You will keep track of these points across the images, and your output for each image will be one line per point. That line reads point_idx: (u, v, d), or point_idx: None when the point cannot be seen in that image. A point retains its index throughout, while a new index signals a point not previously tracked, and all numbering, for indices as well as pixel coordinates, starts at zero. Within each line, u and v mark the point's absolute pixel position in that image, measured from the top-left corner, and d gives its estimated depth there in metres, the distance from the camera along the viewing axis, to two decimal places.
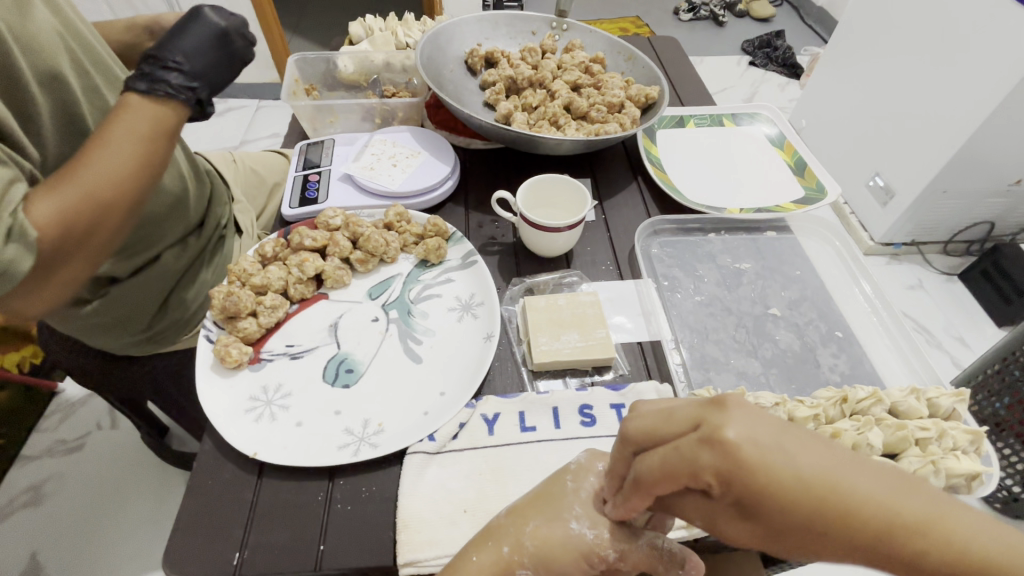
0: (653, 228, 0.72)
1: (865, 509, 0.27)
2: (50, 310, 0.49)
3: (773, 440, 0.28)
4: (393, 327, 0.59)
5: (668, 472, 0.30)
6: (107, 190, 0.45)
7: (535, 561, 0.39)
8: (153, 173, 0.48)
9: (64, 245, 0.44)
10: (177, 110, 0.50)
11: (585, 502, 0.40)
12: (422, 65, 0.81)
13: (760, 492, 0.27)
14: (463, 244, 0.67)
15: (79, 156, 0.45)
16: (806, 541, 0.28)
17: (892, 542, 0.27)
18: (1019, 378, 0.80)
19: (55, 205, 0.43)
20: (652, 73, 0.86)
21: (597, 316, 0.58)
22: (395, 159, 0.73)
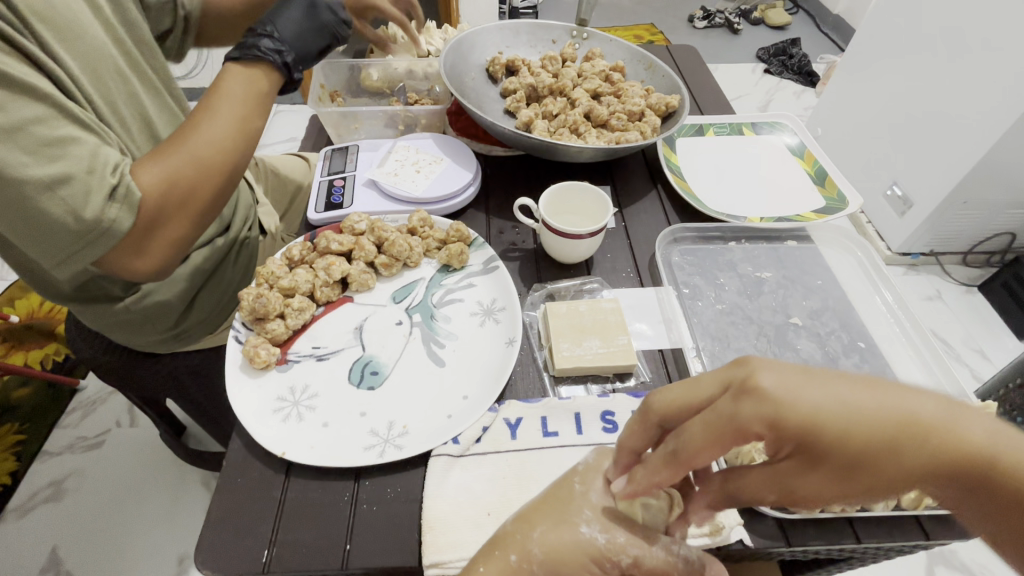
0: (673, 237, 0.72)
1: (927, 425, 0.30)
2: (161, 269, 0.57)
3: (804, 380, 0.31)
4: (417, 330, 0.60)
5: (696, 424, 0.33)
6: (196, 157, 0.53)
7: (544, 568, 0.39)
8: (242, 146, 0.57)
9: (168, 204, 0.53)
10: (266, 72, 0.60)
11: (599, 509, 0.41)
12: (446, 73, 0.82)
13: (814, 428, 0.31)
14: (484, 250, 0.68)
15: (192, 122, 0.55)
16: (872, 469, 0.31)
17: (941, 452, 0.30)
18: None
19: (166, 168, 0.52)
20: (672, 81, 0.86)
21: (618, 322, 0.58)
22: (418, 165, 0.74)
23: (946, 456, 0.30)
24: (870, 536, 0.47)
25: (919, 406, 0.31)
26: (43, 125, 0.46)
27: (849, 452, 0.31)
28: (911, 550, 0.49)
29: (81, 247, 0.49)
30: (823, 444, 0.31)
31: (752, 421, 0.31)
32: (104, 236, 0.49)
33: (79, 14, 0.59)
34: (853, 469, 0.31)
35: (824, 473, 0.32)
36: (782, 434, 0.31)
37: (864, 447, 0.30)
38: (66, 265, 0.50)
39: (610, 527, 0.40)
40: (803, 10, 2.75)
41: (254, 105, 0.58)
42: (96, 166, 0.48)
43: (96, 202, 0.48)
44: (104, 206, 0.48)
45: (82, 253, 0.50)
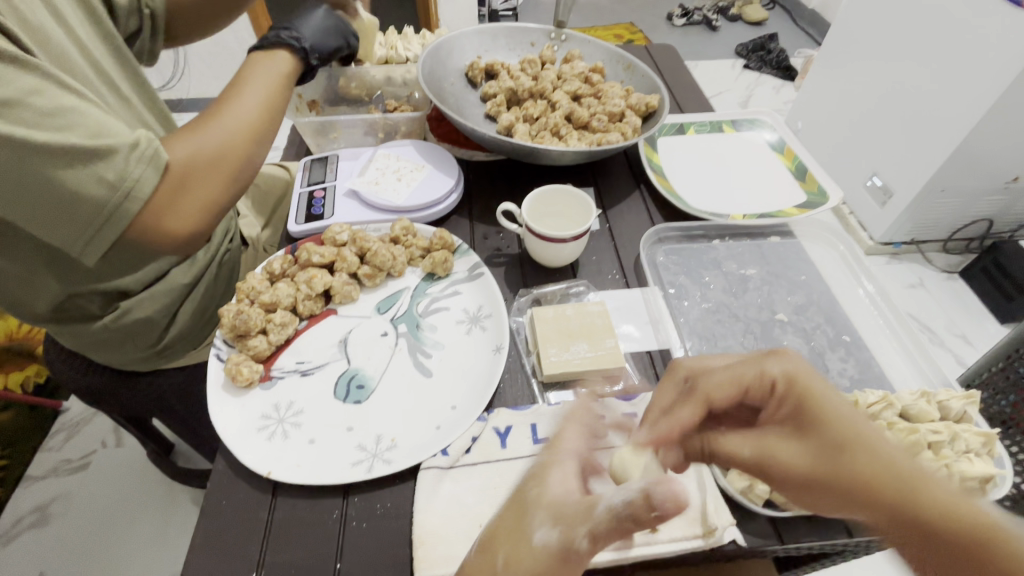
0: (658, 236, 0.72)
1: (883, 451, 0.33)
2: (192, 241, 0.55)
3: (822, 381, 0.39)
4: (403, 341, 0.59)
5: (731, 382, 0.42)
6: (236, 120, 0.56)
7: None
8: (273, 116, 0.60)
9: (201, 164, 0.53)
10: (290, 55, 0.64)
11: (549, 504, 0.37)
12: (425, 79, 0.81)
13: (813, 399, 0.37)
14: (469, 256, 0.67)
15: (225, 99, 0.58)
16: (825, 451, 0.35)
17: (884, 467, 0.32)
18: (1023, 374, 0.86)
19: (201, 134, 0.54)
20: (651, 81, 0.86)
21: (604, 325, 0.59)
22: (399, 172, 0.74)
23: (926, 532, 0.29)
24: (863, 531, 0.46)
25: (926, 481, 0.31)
26: (40, 96, 0.44)
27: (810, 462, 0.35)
28: None
29: (101, 218, 0.47)
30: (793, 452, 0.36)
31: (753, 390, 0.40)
32: (129, 197, 0.48)
33: (42, 26, 0.57)
34: (815, 441, 0.35)
35: (791, 436, 0.37)
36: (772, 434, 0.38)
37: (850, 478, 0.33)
38: (97, 241, 0.48)
39: (564, 520, 0.35)
40: (779, 5, 2.78)
41: (282, 83, 0.62)
42: (105, 129, 0.47)
43: (118, 161, 0.47)
44: (127, 165, 0.47)
45: (113, 220, 0.48)
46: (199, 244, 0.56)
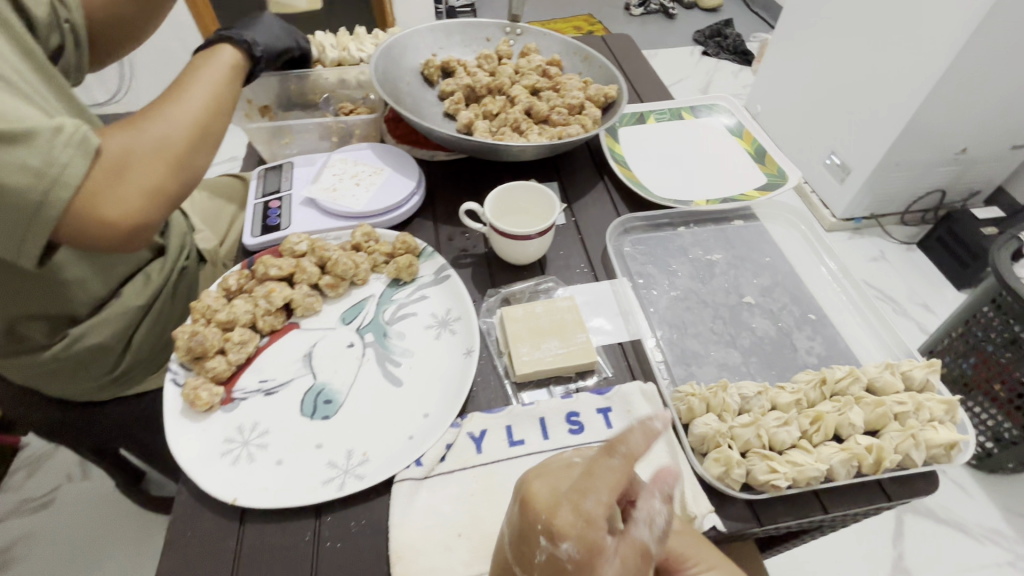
0: (624, 227, 0.72)
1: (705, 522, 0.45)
2: (136, 236, 0.51)
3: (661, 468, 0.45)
4: (370, 351, 0.57)
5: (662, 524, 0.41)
6: (182, 112, 0.54)
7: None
8: (221, 110, 0.58)
9: (139, 152, 0.50)
10: (237, 51, 0.63)
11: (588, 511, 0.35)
12: (378, 79, 0.79)
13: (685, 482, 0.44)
14: (435, 259, 0.66)
15: (171, 93, 0.56)
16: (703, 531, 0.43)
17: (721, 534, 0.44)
18: (979, 340, 1.03)
19: (142, 125, 0.52)
20: (608, 71, 0.86)
21: (575, 320, 0.58)
22: (358, 177, 0.72)
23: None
24: (837, 505, 0.47)
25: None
26: None
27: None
28: (878, 512, 0.50)
29: (25, 209, 0.44)
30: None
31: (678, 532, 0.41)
32: (57, 184, 0.45)
33: None
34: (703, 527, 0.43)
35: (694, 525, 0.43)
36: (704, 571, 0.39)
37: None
38: (29, 237, 0.45)
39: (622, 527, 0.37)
40: None
41: (232, 77, 0.61)
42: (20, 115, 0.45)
43: (42, 146, 0.44)
44: (55, 150, 0.45)
45: (42, 214, 0.45)
46: (145, 240, 0.53)
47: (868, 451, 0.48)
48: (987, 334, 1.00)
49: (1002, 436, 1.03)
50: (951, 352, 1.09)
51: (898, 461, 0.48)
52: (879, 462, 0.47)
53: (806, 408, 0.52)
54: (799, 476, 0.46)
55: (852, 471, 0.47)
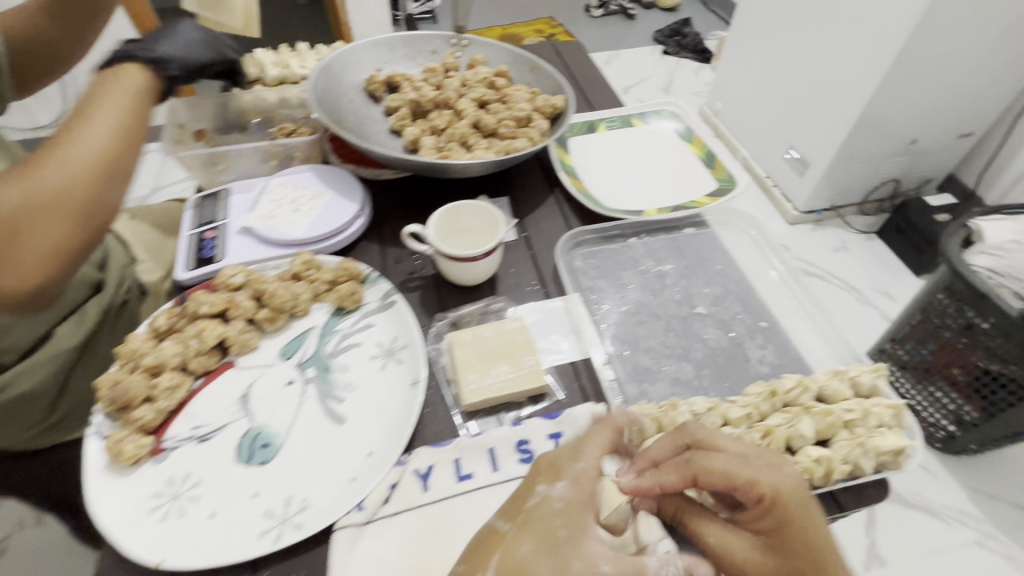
0: (575, 240, 0.71)
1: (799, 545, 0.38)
2: (42, 289, 0.50)
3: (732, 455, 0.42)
4: (312, 387, 0.55)
5: (744, 477, 0.40)
6: (82, 152, 0.51)
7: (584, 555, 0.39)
8: (128, 144, 0.55)
9: (35, 206, 0.47)
10: (143, 77, 0.59)
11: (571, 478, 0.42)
12: (317, 98, 0.76)
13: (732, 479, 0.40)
14: (380, 284, 0.63)
15: (69, 126, 0.52)
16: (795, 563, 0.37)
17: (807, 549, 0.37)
18: (938, 325, 0.79)
19: (37, 170, 0.49)
20: (556, 81, 0.85)
21: (524, 343, 0.57)
22: (297, 202, 0.69)
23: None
24: None
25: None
26: None
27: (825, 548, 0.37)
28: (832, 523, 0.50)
29: None
30: (791, 532, 0.38)
31: (765, 484, 0.40)
32: None
33: None
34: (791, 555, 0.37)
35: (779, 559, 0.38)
36: (785, 527, 0.38)
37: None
38: None
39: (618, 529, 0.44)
40: None
41: (137, 102, 0.58)
42: None
43: None
44: None
45: None
46: (53, 289, 0.52)
47: (819, 463, 0.47)
48: (943, 318, 0.78)
49: (964, 418, 0.80)
50: (910, 339, 0.85)
51: (848, 471, 0.47)
52: (829, 474, 0.47)
53: (756, 421, 0.51)
54: None
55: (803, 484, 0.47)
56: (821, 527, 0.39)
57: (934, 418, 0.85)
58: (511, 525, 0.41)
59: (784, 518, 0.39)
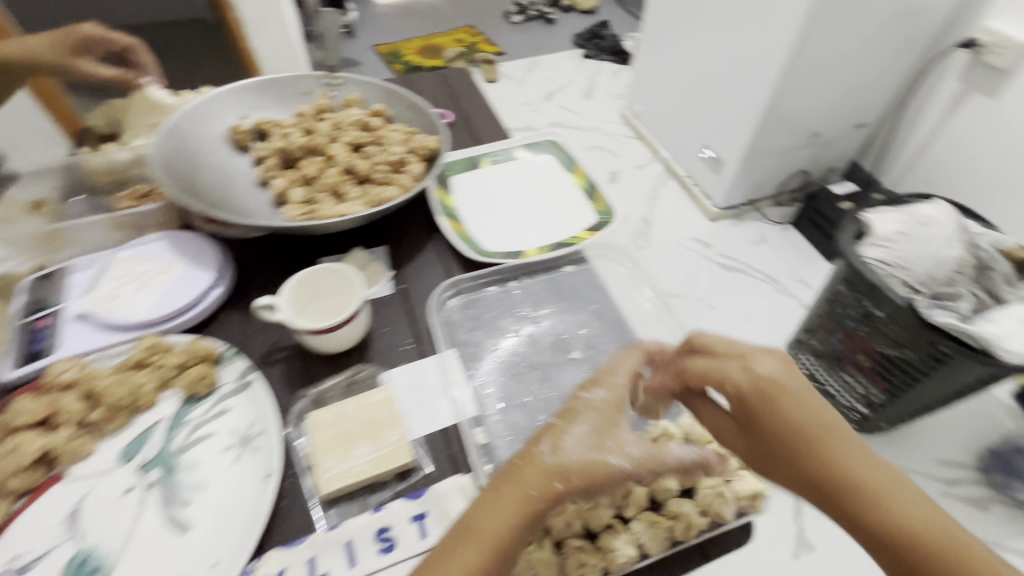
0: (453, 288, 0.68)
1: (788, 414, 0.41)
2: None
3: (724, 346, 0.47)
4: (153, 493, 0.50)
5: (716, 378, 0.45)
6: None
7: (577, 459, 0.42)
8: None
9: None
10: None
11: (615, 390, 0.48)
12: (165, 158, 0.70)
13: (713, 374, 0.45)
14: (237, 363, 0.59)
15: None
16: (784, 436, 0.41)
17: (789, 416, 0.41)
18: (842, 315, 0.81)
19: None
20: (432, 120, 0.82)
21: (390, 416, 0.54)
22: (143, 277, 0.63)
23: (908, 559, 0.35)
24: None
25: (904, 504, 0.37)
26: None
27: (796, 435, 0.41)
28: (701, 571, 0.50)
29: None
30: (760, 420, 0.43)
31: (731, 383, 0.44)
32: None
33: None
34: (773, 428, 0.42)
35: (757, 434, 0.43)
36: (760, 421, 0.43)
37: (826, 480, 0.39)
38: None
39: (630, 447, 0.44)
40: None
41: None
42: None
43: None
44: None
45: None
46: None
47: (675, 519, 0.47)
48: (845, 309, 0.80)
49: (873, 401, 0.83)
50: (819, 329, 0.88)
51: (706, 522, 0.48)
52: (688, 528, 0.47)
53: None
54: (609, 562, 0.45)
55: (664, 542, 0.47)
56: (803, 416, 0.41)
57: (849, 402, 0.87)
58: (560, 420, 0.45)
59: (750, 410, 0.43)
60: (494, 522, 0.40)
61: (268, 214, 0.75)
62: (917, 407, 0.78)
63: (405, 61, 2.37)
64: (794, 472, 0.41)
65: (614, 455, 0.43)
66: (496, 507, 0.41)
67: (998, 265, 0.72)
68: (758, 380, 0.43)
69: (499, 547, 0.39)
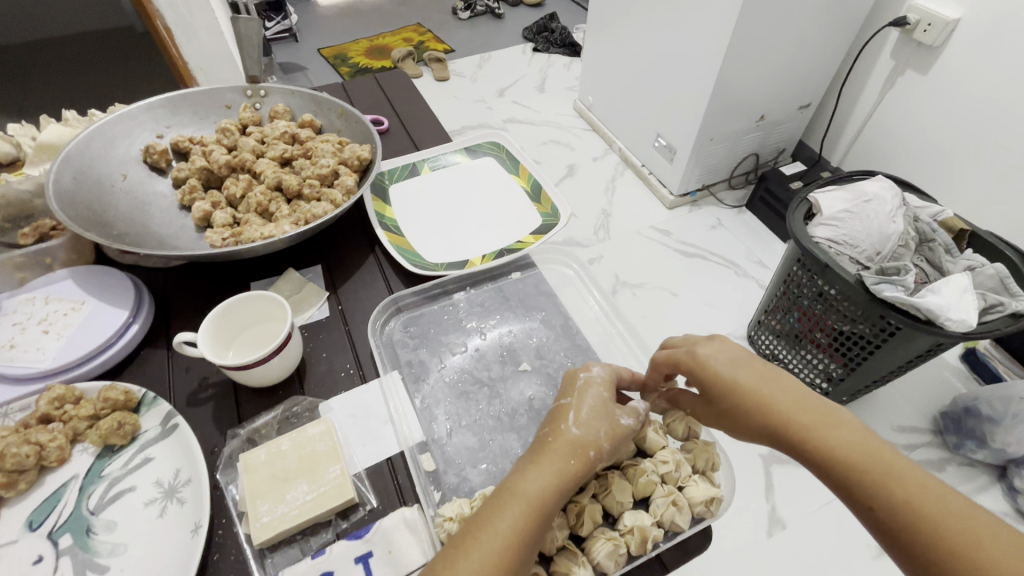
0: (395, 305, 0.65)
1: (738, 388, 0.46)
2: None
3: (680, 341, 0.51)
4: (65, 562, 0.45)
5: (666, 362, 0.50)
6: None
7: (597, 427, 0.45)
8: None
9: None
10: None
11: (607, 369, 0.51)
12: (65, 188, 0.64)
13: (673, 362, 0.50)
14: (159, 405, 0.54)
15: None
16: (741, 412, 0.45)
17: (737, 392, 0.45)
18: (799, 296, 0.82)
19: None
20: (363, 128, 0.78)
21: (329, 450, 0.50)
22: (47, 321, 0.58)
23: (849, 483, 0.39)
24: None
25: (837, 434, 0.41)
26: None
27: (741, 397, 0.45)
28: None
29: None
30: (718, 398, 0.47)
31: (687, 369, 0.49)
32: None
33: None
34: (731, 403, 0.46)
35: (722, 412, 0.47)
36: (708, 387, 0.48)
37: (770, 428, 0.44)
38: None
39: (635, 414, 0.48)
40: None
41: None
42: None
43: None
44: None
45: None
46: None
47: (632, 533, 0.45)
48: (800, 288, 0.81)
49: (832, 375, 0.84)
50: (778, 310, 0.88)
51: (662, 533, 0.46)
52: (644, 542, 0.45)
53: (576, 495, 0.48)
54: None
55: (621, 559, 0.45)
56: (737, 374, 0.46)
57: (810, 378, 0.88)
58: (570, 399, 0.48)
59: (707, 389, 0.47)
60: (538, 481, 0.42)
61: (191, 240, 0.70)
62: (872, 379, 0.79)
63: (353, 63, 2.30)
64: (744, 427, 0.45)
65: (624, 421, 0.47)
66: (539, 469, 0.42)
67: (938, 237, 0.75)
68: (698, 356, 0.48)
69: (542, 506, 0.40)
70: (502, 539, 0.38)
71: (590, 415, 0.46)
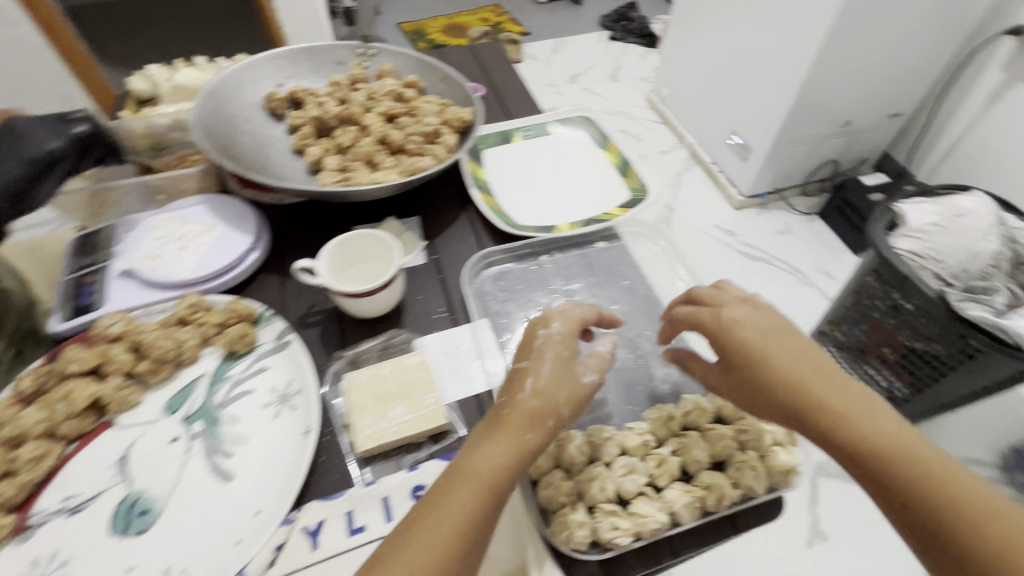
0: (485, 260, 0.69)
1: (766, 357, 0.44)
2: None
3: (706, 302, 0.51)
4: (197, 444, 0.52)
5: (689, 319, 0.51)
6: None
7: (553, 387, 0.46)
8: None
9: None
10: None
11: (584, 317, 0.53)
12: (202, 122, 0.71)
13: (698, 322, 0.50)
14: (275, 323, 0.60)
15: None
16: (761, 386, 0.44)
17: (762, 364, 0.44)
18: None
19: None
20: (465, 92, 0.82)
21: (425, 380, 0.54)
22: (184, 238, 0.65)
23: (873, 472, 0.38)
24: (684, 546, 0.48)
25: (864, 422, 0.39)
26: None
27: (767, 369, 0.44)
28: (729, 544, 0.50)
29: None
30: (740, 367, 0.46)
31: (716, 332, 0.48)
32: None
33: None
34: (753, 374, 0.45)
35: (744, 384, 0.46)
36: (729, 354, 0.47)
37: (796, 408, 0.42)
38: None
39: (599, 370, 0.49)
40: None
41: None
42: None
43: None
44: None
45: None
46: None
47: (709, 490, 0.47)
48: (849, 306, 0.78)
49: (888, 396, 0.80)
50: None
51: (738, 493, 0.48)
52: (721, 499, 0.47)
53: (653, 449, 0.51)
54: (641, 528, 0.45)
55: (696, 511, 0.47)
56: (765, 345, 0.45)
57: None
58: (527, 362, 0.48)
59: (728, 357, 0.47)
60: (492, 458, 0.42)
61: (302, 181, 0.75)
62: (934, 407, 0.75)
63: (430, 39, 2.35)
64: (765, 402, 0.44)
65: (585, 380, 0.48)
66: (495, 445, 0.42)
67: None
68: (723, 320, 0.48)
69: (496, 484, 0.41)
70: (453, 519, 0.39)
71: (548, 377, 0.46)
